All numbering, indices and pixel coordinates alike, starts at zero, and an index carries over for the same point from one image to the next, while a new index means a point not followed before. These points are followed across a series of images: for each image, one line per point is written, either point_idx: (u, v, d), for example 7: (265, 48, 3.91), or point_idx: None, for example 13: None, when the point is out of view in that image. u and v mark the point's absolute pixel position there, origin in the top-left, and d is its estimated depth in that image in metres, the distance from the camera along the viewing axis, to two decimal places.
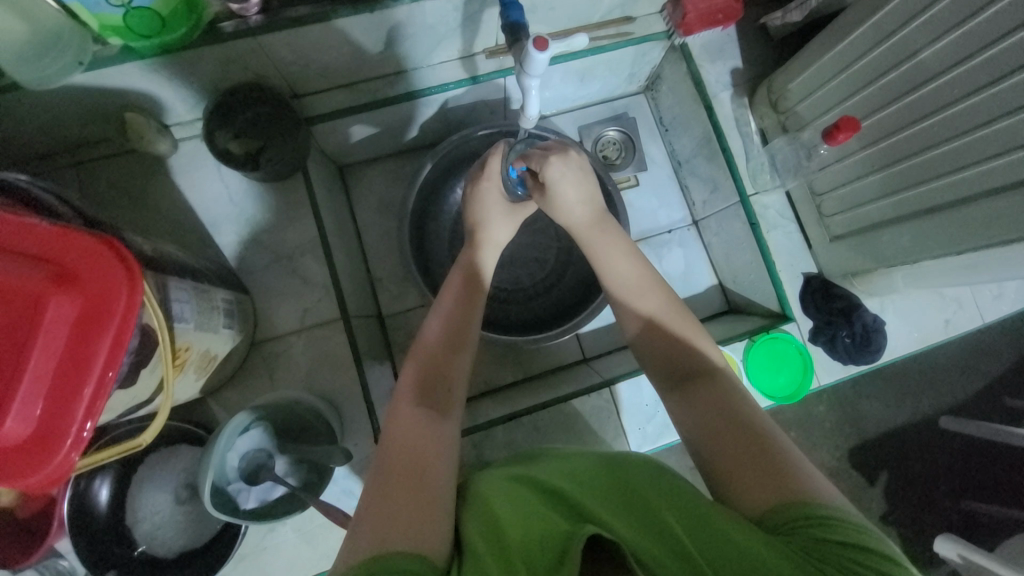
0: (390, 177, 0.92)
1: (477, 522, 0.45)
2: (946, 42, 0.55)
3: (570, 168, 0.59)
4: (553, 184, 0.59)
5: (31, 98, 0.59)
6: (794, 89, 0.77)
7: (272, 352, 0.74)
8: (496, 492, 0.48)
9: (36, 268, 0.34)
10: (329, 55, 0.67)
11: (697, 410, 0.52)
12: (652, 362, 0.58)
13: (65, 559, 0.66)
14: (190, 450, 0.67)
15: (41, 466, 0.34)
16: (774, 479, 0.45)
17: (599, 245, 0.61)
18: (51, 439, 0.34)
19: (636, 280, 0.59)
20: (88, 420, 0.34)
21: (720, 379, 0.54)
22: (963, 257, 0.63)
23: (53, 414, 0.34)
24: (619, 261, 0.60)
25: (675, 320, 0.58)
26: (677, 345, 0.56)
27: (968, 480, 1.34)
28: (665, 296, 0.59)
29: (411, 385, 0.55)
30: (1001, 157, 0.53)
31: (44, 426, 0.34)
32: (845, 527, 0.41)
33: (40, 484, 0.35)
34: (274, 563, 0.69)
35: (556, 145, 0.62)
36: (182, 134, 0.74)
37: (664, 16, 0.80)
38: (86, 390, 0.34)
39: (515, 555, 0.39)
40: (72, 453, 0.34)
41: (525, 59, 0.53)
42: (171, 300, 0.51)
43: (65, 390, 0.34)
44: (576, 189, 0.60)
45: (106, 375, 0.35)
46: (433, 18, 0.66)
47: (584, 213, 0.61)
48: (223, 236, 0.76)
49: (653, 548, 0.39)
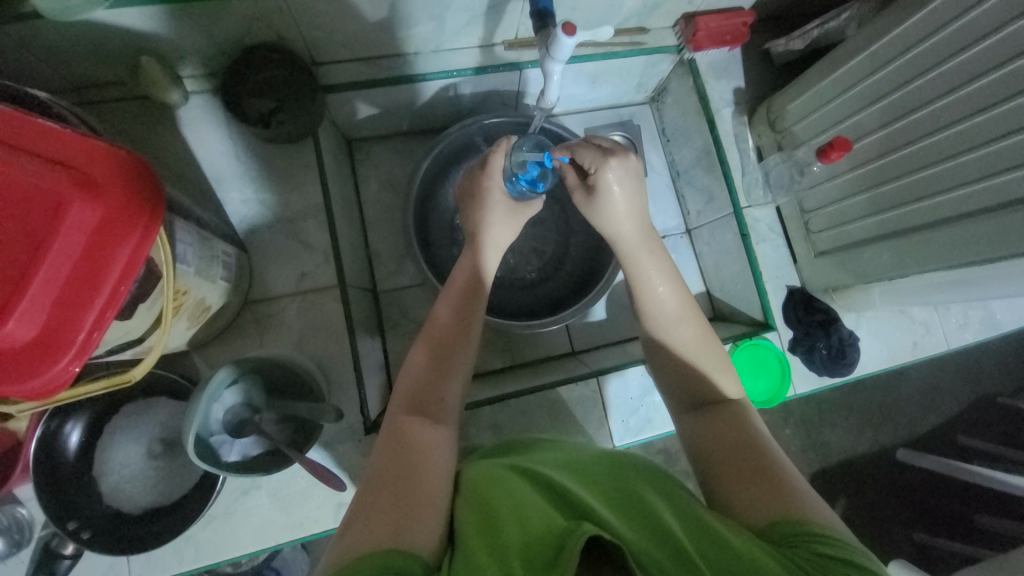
0: (397, 157, 0.93)
1: (474, 519, 0.43)
2: (934, 75, 0.61)
3: (627, 174, 0.61)
4: (606, 186, 0.61)
5: (50, 31, 0.58)
6: (792, 110, 0.81)
7: (264, 313, 0.73)
8: (492, 485, 0.46)
9: (60, 174, 0.36)
10: (354, 27, 0.68)
11: (713, 429, 0.53)
12: (674, 386, 0.60)
13: (23, 508, 0.64)
14: (171, 403, 0.66)
15: (45, 369, 0.37)
16: (776, 498, 0.45)
17: (638, 258, 0.63)
18: (56, 346, 0.37)
19: (675, 304, 0.62)
20: (98, 328, 0.37)
21: (739, 411, 0.55)
22: (938, 273, 0.69)
23: (60, 319, 0.37)
24: (662, 288, 0.62)
25: (703, 347, 0.61)
26: (701, 369, 0.59)
27: (921, 512, 1.39)
28: (697, 325, 0.62)
29: (407, 391, 0.55)
30: (977, 183, 0.58)
31: (52, 329, 0.36)
32: (846, 546, 0.41)
33: (40, 387, 0.37)
34: (244, 527, 0.67)
35: (613, 146, 0.63)
36: (195, 87, 0.73)
37: (676, 31, 0.84)
38: (99, 301, 0.38)
39: (512, 552, 0.37)
40: (80, 357, 0.37)
41: (552, 43, 0.55)
42: (175, 239, 0.51)
43: (79, 298, 0.37)
44: (626, 195, 0.61)
45: (118, 287, 0.38)
46: (461, 3, 0.68)
47: (629, 226, 0.63)
48: (225, 193, 0.75)
49: (654, 550, 0.37)
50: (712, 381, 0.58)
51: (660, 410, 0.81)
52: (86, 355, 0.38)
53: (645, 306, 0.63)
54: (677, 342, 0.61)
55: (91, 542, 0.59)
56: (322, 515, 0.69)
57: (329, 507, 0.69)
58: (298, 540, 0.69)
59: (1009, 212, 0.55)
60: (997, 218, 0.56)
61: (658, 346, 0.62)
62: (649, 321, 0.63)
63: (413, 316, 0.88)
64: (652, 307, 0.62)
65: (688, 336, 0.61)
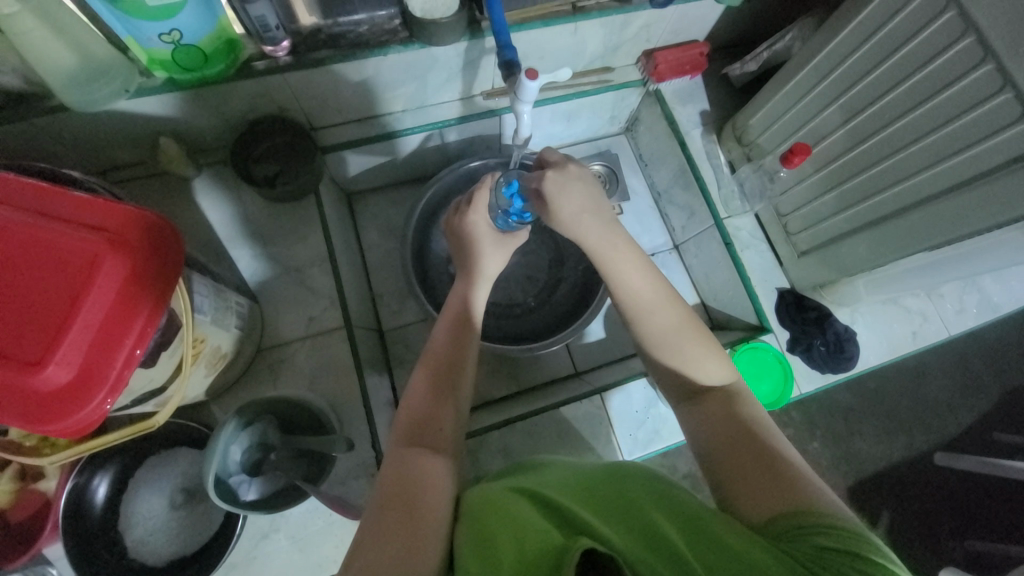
0: (393, 205, 1.00)
1: (471, 545, 0.42)
2: (874, 77, 0.66)
3: (569, 180, 0.61)
4: (552, 195, 0.61)
5: (81, 121, 0.67)
6: (755, 124, 0.87)
7: (277, 358, 0.78)
8: (492, 507, 0.46)
9: (96, 235, 0.43)
10: (346, 94, 0.76)
11: (707, 419, 0.53)
12: (664, 380, 0.60)
13: (51, 569, 0.65)
14: (191, 451, 0.69)
15: (79, 408, 0.42)
16: (782, 490, 0.44)
17: (612, 257, 0.62)
18: (92, 387, 0.42)
19: (651, 293, 0.60)
20: (128, 367, 0.43)
21: (740, 401, 0.54)
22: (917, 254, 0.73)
23: (93, 361, 0.42)
24: (641, 283, 0.61)
25: (684, 333, 0.59)
26: (688, 356, 0.58)
27: (969, 519, 1.32)
28: (680, 311, 0.60)
29: (401, 424, 0.56)
30: (931, 168, 0.63)
31: (85, 372, 0.42)
32: (851, 535, 0.39)
33: (74, 428, 0.42)
34: (265, 571, 0.68)
35: (556, 159, 0.64)
36: (206, 159, 0.81)
37: (639, 67, 0.92)
38: (128, 342, 0.43)
39: (510, 573, 0.37)
40: (112, 393, 0.42)
41: (518, 87, 0.60)
42: (193, 292, 0.56)
43: (112, 341, 0.42)
44: (574, 202, 0.61)
45: (145, 330, 0.44)
46: (439, 62, 0.75)
47: (592, 229, 0.62)
48: (236, 251, 0.81)
49: (654, 561, 0.37)
50: (698, 367, 0.57)
51: (667, 422, 0.83)
52: (117, 393, 0.43)
53: (623, 298, 0.61)
54: (661, 332, 0.59)
55: None
56: (340, 554, 0.70)
57: (347, 545, 0.70)
58: None
59: (977, 185, 0.58)
60: (965, 193, 0.59)
61: (640, 337, 0.60)
62: (631, 316, 0.61)
63: (418, 351, 0.91)
64: (632, 301, 0.61)
65: (667, 327, 0.59)
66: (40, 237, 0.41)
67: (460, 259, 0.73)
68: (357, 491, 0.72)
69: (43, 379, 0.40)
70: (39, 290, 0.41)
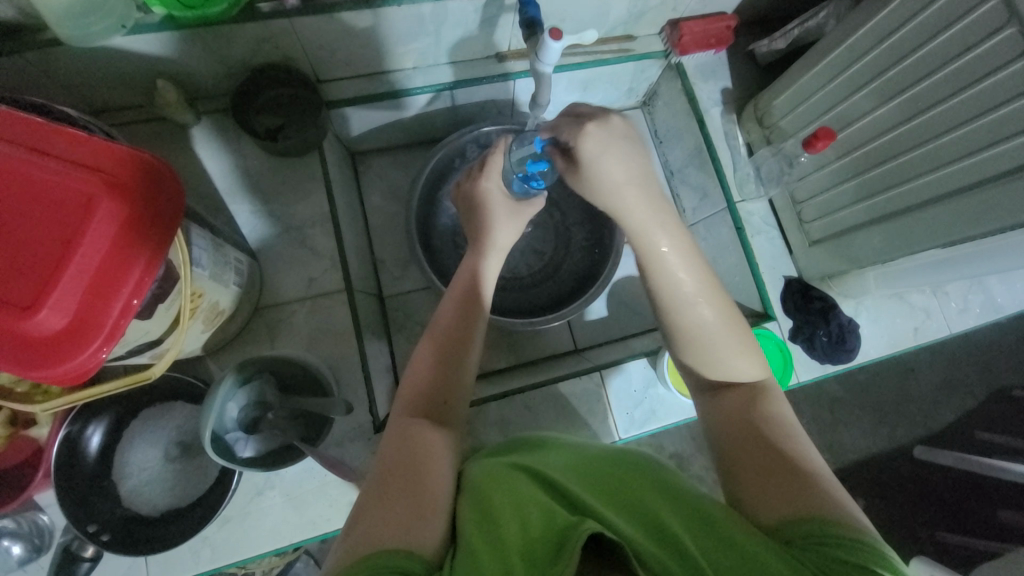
0: (398, 167, 0.96)
1: (473, 519, 0.42)
2: (910, 62, 0.63)
3: (612, 137, 0.53)
4: (592, 156, 0.53)
5: (72, 59, 0.63)
6: (778, 105, 0.84)
7: (275, 319, 0.76)
8: (494, 483, 0.46)
9: (90, 176, 0.41)
10: (354, 44, 0.72)
11: (721, 415, 0.53)
12: (688, 369, 0.59)
13: (44, 515, 0.66)
14: (187, 406, 0.69)
15: (73, 357, 0.41)
16: (793, 496, 0.44)
17: (651, 238, 0.56)
18: (87, 333, 0.41)
19: (688, 282, 0.56)
20: (125, 315, 0.42)
21: (766, 396, 0.54)
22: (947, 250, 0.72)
23: (89, 307, 0.41)
24: (680, 266, 0.57)
25: (720, 327, 0.56)
26: (721, 350, 0.56)
27: (946, 513, 1.35)
28: (717, 300, 0.57)
29: (408, 395, 0.55)
30: (956, 163, 0.61)
31: (81, 319, 0.41)
32: (859, 548, 0.39)
33: (69, 376, 0.42)
34: (258, 526, 0.69)
35: (591, 110, 0.56)
36: (205, 107, 0.77)
37: (663, 37, 0.88)
38: (125, 290, 0.42)
39: (511, 551, 0.37)
40: (109, 342, 0.41)
41: (541, 47, 0.57)
42: (192, 244, 0.54)
43: (109, 288, 0.41)
44: (617, 165, 0.53)
45: (143, 279, 0.43)
46: (454, 17, 0.71)
47: (632, 196, 0.55)
48: (235, 205, 0.79)
49: (655, 549, 0.38)
50: (725, 364, 0.56)
51: (664, 403, 0.83)
52: (114, 341, 0.42)
53: (658, 287, 0.57)
54: (696, 324, 0.56)
55: (110, 544, 0.61)
56: (334, 513, 0.71)
57: (340, 506, 0.71)
58: (311, 540, 0.71)
59: (1007, 182, 0.55)
60: (990, 190, 0.57)
61: (670, 327, 0.57)
62: (666, 303, 0.57)
63: (418, 319, 0.90)
64: (671, 291, 0.56)
65: (702, 319, 0.56)
66: (37, 176, 0.40)
67: (471, 228, 0.71)
68: (352, 453, 0.72)
69: (36, 323, 0.39)
70: (30, 230, 0.40)
